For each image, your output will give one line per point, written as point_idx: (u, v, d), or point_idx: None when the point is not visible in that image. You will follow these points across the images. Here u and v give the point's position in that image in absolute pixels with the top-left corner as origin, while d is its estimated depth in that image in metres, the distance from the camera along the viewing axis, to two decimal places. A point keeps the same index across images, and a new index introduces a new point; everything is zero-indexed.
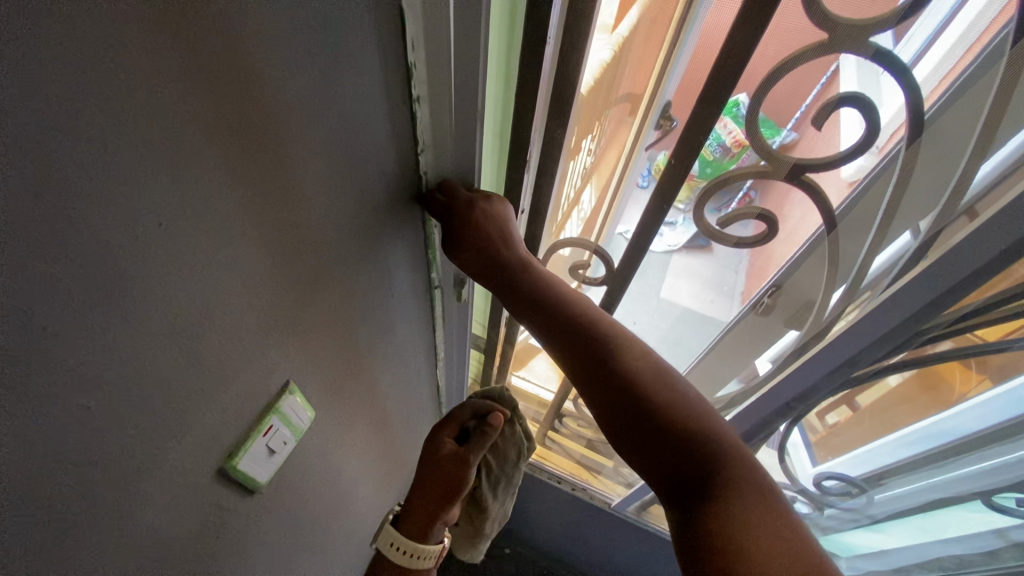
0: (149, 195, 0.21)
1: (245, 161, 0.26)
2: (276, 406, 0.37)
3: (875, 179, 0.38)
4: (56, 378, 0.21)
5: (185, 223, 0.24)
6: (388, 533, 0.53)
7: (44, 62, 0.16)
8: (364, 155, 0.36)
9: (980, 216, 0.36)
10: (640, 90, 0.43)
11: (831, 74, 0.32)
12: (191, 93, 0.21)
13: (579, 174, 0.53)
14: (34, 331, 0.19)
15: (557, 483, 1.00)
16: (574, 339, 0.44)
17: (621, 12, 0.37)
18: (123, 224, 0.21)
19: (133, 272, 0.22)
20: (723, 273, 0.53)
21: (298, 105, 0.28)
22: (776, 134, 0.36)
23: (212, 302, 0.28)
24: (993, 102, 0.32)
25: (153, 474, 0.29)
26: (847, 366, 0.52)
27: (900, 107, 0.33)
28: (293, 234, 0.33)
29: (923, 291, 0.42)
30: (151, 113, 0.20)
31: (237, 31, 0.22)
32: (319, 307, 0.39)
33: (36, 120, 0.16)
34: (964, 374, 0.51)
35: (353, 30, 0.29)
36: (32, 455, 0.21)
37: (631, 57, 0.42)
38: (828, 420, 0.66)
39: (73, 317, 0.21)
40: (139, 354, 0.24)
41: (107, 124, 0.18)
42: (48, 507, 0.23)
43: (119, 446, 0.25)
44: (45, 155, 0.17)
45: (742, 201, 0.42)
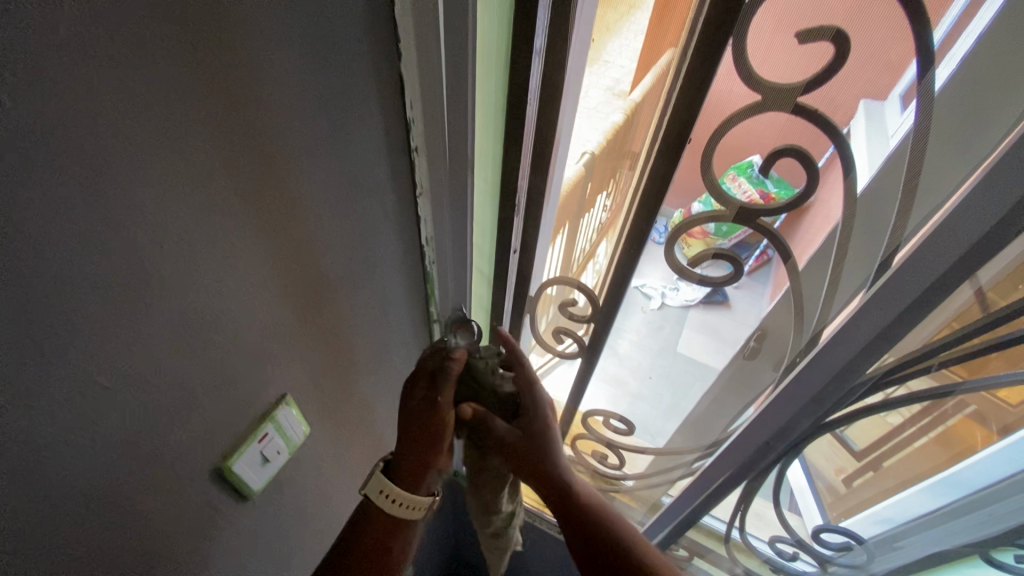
0: (168, 206, 0.27)
1: (257, 189, 0.32)
2: (272, 415, 0.41)
3: (828, 235, 0.41)
4: (74, 352, 0.25)
5: (198, 236, 0.29)
6: (377, 480, 0.52)
7: (93, 99, 0.21)
8: (367, 194, 0.42)
9: (902, 258, 0.36)
10: (638, 149, 0.45)
11: (830, 158, 0.36)
12: (212, 130, 0.27)
13: (592, 227, 0.57)
14: (62, 307, 0.24)
15: (558, 533, 0.97)
16: (570, 504, 0.53)
17: (636, 80, 0.42)
18: (144, 230, 0.26)
19: (149, 270, 0.27)
20: (739, 328, 0.55)
21: (304, 145, 0.34)
22: (789, 195, 0.39)
23: (222, 307, 0.33)
24: (908, 165, 0.34)
25: (149, 461, 0.32)
26: (813, 403, 0.52)
27: (836, 167, 0.37)
28: (301, 259, 0.38)
29: (860, 330, 0.42)
30: (175, 142, 0.26)
31: (250, 85, 0.28)
32: (319, 331, 0.44)
33: (78, 140, 0.22)
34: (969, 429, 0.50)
35: (351, 87, 0.35)
36: (46, 418, 0.25)
37: (642, 112, 0.43)
38: (850, 483, 0.65)
39: (100, 299, 0.26)
40: (148, 344, 0.29)
41: (138, 148, 0.24)
42: (61, 464, 0.26)
43: (122, 428, 0.29)
44: (85, 164, 0.22)
45: (760, 257, 0.45)
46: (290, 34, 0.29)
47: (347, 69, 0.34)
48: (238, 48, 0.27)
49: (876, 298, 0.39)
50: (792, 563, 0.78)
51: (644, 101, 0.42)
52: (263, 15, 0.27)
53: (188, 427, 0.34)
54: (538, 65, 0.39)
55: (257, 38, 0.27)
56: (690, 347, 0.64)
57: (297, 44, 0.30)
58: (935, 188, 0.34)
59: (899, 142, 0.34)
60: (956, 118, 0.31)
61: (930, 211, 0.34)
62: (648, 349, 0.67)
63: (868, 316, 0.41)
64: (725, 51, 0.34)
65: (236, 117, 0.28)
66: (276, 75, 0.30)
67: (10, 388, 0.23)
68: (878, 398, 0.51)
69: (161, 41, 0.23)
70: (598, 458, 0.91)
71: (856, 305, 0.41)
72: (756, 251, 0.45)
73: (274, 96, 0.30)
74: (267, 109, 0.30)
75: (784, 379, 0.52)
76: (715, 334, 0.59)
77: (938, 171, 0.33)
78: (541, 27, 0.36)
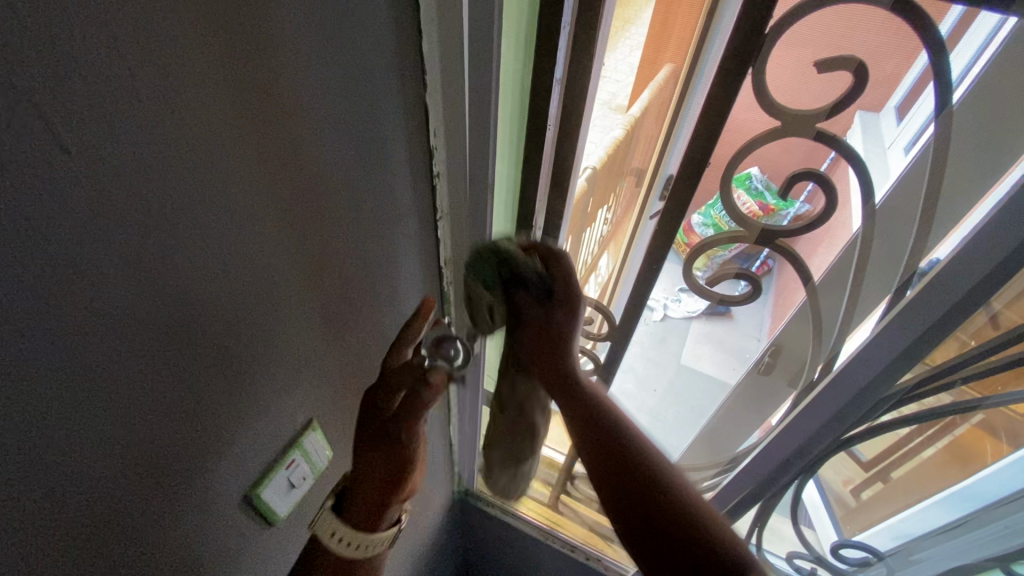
0: (201, 237, 0.27)
1: (289, 217, 0.32)
2: (299, 441, 0.41)
3: (844, 252, 0.42)
4: (105, 381, 0.25)
5: (228, 265, 0.29)
6: (327, 525, 0.42)
7: (134, 134, 0.22)
8: (391, 219, 0.42)
9: (926, 278, 0.36)
10: (645, 166, 0.52)
11: (834, 159, 0.36)
12: (248, 163, 0.28)
13: (597, 240, 0.62)
14: (95, 338, 0.24)
15: (569, 552, 0.96)
16: (612, 450, 0.44)
17: (634, 94, 0.46)
18: (177, 260, 0.26)
19: (180, 299, 0.27)
20: (746, 340, 0.59)
21: (333, 175, 0.34)
22: (789, 207, 0.40)
23: (253, 333, 0.33)
24: (927, 184, 0.35)
25: (169, 488, 0.31)
26: (836, 425, 0.51)
27: (852, 183, 0.38)
28: (326, 286, 0.38)
29: (887, 349, 0.41)
30: (212, 175, 0.26)
31: (286, 120, 0.29)
32: (342, 355, 0.44)
33: (117, 173, 0.22)
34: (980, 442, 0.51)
35: (379, 115, 0.36)
36: (73, 447, 0.25)
37: (643, 128, 0.48)
38: (860, 496, 0.67)
39: (134, 329, 0.26)
40: (175, 371, 0.29)
41: (175, 181, 0.24)
42: (97, 489, 0.27)
43: (144, 455, 0.29)
44: (123, 197, 0.22)
45: (761, 267, 0.46)
46: (325, 69, 0.30)
47: (376, 99, 0.35)
48: (277, 84, 0.28)
49: (898, 318, 0.39)
50: None
51: (649, 114, 0.46)
52: (300, 52, 0.28)
53: (219, 451, 0.34)
54: (559, 92, 0.40)
55: (294, 74, 0.28)
56: (696, 357, 0.67)
57: (331, 78, 0.31)
58: (953, 204, 0.34)
59: (919, 154, 0.34)
60: (976, 140, 0.32)
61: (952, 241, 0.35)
62: (659, 364, 0.70)
63: (885, 337, 0.41)
64: (746, 78, 0.34)
65: (274, 150, 0.29)
66: (312, 107, 0.30)
67: (55, 416, 0.23)
68: (896, 414, 0.51)
69: (208, 81, 0.24)
70: None
71: (877, 330, 0.41)
72: (758, 260, 0.46)
73: (310, 128, 0.31)
74: (302, 141, 0.31)
75: (802, 401, 0.52)
76: (720, 345, 0.63)
77: (956, 192, 0.34)
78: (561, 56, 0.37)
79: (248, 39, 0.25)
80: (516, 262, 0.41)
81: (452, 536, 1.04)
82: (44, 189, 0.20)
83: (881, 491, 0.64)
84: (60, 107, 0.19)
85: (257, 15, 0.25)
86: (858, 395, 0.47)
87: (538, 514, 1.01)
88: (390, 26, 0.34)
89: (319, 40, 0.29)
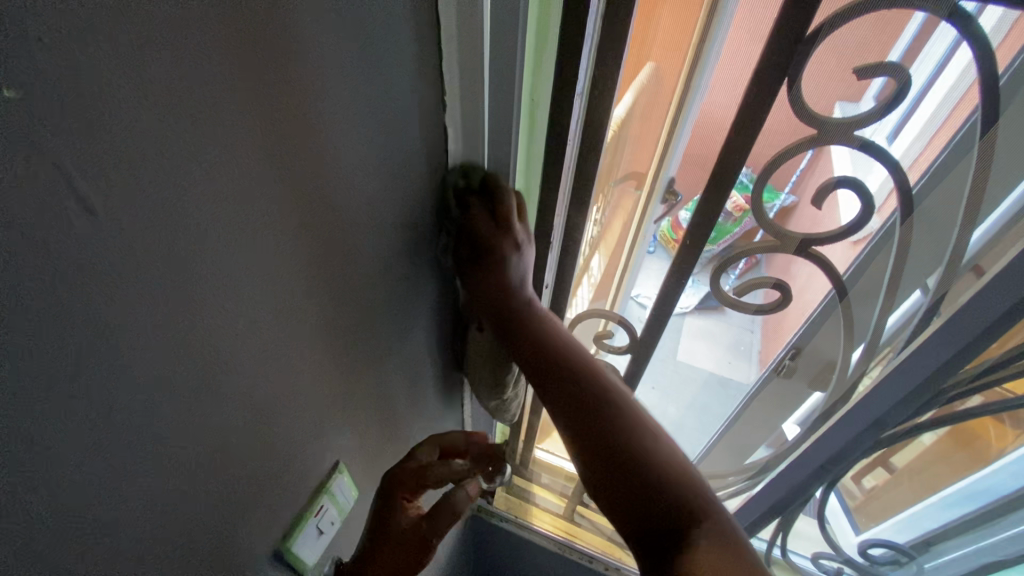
0: (229, 261, 0.26)
1: (316, 247, 0.33)
2: (327, 486, 0.43)
3: (878, 247, 0.43)
4: (137, 411, 0.24)
5: (255, 291, 0.29)
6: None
7: (171, 156, 0.21)
8: (408, 235, 0.42)
9: (988, 272, 0.39)
10: (641, 168, 0.52)
11: (817, 148, 0.38)
12: (279, 188, 0.28)
13: (590, 242, 0.58)
14: (125, 369, 0.23)
15: (588, 563, 0.94)
16: (582, 408, 0.40)
17: (621, 95, 0.43)
18: (205, 285, 0.25)
19: (207, 325, 0.26)
20: (740, 333, 0.59)
21: (356, 206, 0.35)
22: (775, 198, 0.42)
23: (278, 362, 0.33)
24: (972, 183, 0.37)
25: (189, 516, 0.30)
26: (875, 428, 0.52)
27: (885, 176, 0.38)
28: (348, 310, 0.38)
29: (942, 348, 0.44)
30: (244, 198, 0.26)
31: (320, 148, 0.29)
32: (359, 374, 0.43)
33: (151, 197, 0.21)
34: (998, 430, 0.53)
35: (399, 143, 0.36)
36: (105, 478, 0.24)
37: (632, 132, 0.49)
38: (863, 484, 0.67)
39: (167, 353, 0.25)
40: (204, 399, 0.28)
41: (208, 205, 0.24)
42: (135, 525, 0.27)
43: (168, 484, 0.28)
44: (154, 221, 0.22)
45: (749, 263, 0.47)
46: (353, 103, 0.31)
47: (399, 128, 0.36)
48: (313, 115, 0.28)
49: (955, 317, 0.42)
50: None
51: (637, 110, 0.47)
52: (334, 88, 0.29)
53: (243, 480, 0.34)
54: (580, 107, 0.40)
55: (325, 107, 0.29)
56: (691, 353, 0.66)
57: (358, 111, 0.31)
58: (995, 201, 0.37)
59: (961, 135, 0.36)
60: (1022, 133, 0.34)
61: (998, 213, 0.37)
62: (679, 374, 0.70)
63: (939, 338, 0.43)
64: (780, 91, 0.34)
65: (305, 183, 0.29)
66: (342, 132, 0.31)
67: (103, 455, 0.23)
68: (938, 414, 0.52)
69: (253, 118, 0.24)
70: None
71: (925, 338, 0.44)
72: (744, 260, 0.46)
73: (337, 161, 0.31)
74: (329, 172, 0.31)
75: (844, 405, 0.53)
76: (716, 341, 0.62)
77: (1002, 180, 0.36)
78: (583, 72, 0.38)
79: (287, 76, 0.25)
80: (466, 201, 0.44)
81: (466, 554, 1.02)
82: (99, 228, 0.20)
83: (884, 481, 0.66)
84: (116, 145, 0.19)
85: (299, 54, 0.26)
86: (905, 397, 0.48)
87: (553, 527, 1.00)
88: (413, 55, 0.34)
89: (350, 74, 0.30)
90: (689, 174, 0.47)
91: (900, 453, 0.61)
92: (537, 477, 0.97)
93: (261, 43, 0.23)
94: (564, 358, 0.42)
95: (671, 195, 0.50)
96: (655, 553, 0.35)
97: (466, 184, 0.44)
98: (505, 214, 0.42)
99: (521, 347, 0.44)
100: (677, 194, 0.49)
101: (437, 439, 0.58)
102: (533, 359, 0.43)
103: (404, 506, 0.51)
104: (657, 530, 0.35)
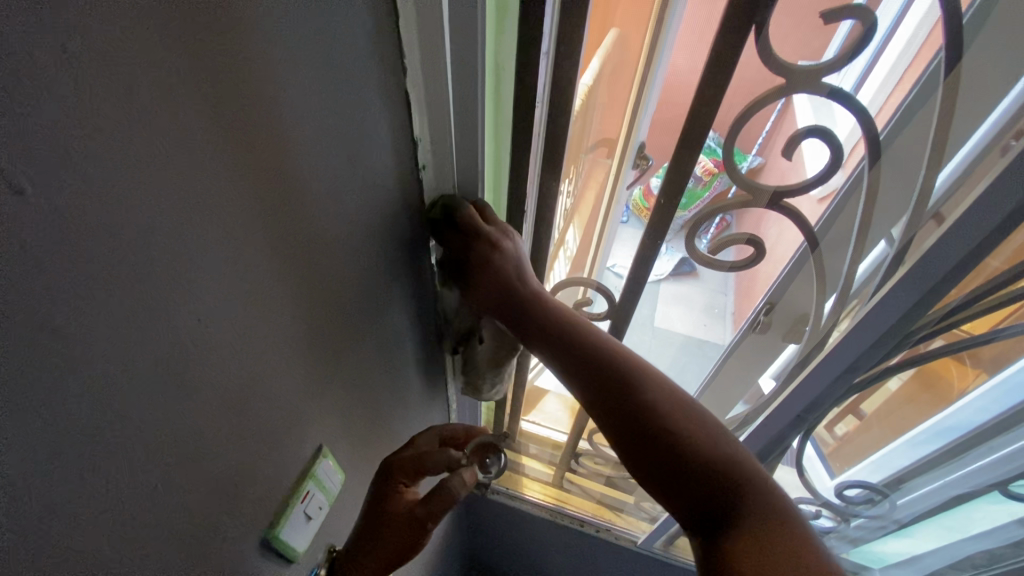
0: (186, 243, 0.25)
1: (280, 223, 0.31)
2: (312, 471, 0.43)
3: (847, 196, 0.44)
4: (102, 410, 0.23)
5: (216, 272, 0.27)
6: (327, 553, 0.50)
7: (109, 131, 0.20)
8: (376, 207, 0.41)
9: (947, 220, 0.40)
10: (612, 134, 0.51)
11: (783, 104, 0.38)
12: (233, 160, 0.26)
13: (563, 215, 0.58)
14: (84, 365, 0.21)
15: (579, 527, 0.98)
16: (595, 369, 0.43)
17: (586, 63, 0.43)
18: (162, 270, 0.24)
19: (169, 314, 0.25)
20: (714, 296, 0.61)
21: (318, 176, 0.33)
22: (743, 158, 0.43)
23: (251, 347, 0.32)
24: (937, 127, 0.37)
25: (170, 512, 0.29)
26: (847, 373, 0.54)
27: (853, 125, 0.39)
28: (320, 288, 0.37)
29: (909, 294, 0.45)
30: (196, 174, 0.24)
31: (272, 116, 0.28)
32: (337, 354, 0.42)
33: (90, 177, 0.19)
34: (960, 370, 0.56)
35: (360, 113, 0.35)
36: (75, 482, 0.22)
37: (601, 98, 0.49)
38: (837, 432, 0.70)
39: (130, 344, 0.23)
40: (172, 393, 0.27)
41: (156, 183, 0.22)
42: (121, 524, 0.26)
43: (144, 484, 0.27)
44: (98, 203, 0.20)
45: (720, 226, 0.48)
46: (305, 67, 0.29)
47: (358, 96, 0.34)
48: (260, 80, 0.26)
49: (919, 265, 0.42)
50: (815, 520, 0.83)
51: (606, 74, 0.46)
52: (281, 53, 0.27)
53: (227, 472, 0.33)
54: (547, 66, 0.39)
55: (273, 72, 0.27)
56: (668, 316, 0.67)
57: (312, 75, 0.29)
58: (960, 140, 0.37)
59: (930, 73, 0.36)
60: (987, 69, 0.34)
61: (961, 154, 0.38)
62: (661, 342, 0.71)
63: (908, 284, 0.44)
64: (748, 39, 0.34)
65: (259, 157, 0.28)
66: (294, 98, 0.29)
67: (77, 454, 0.22)
68: (906, 358, 0.53)
69: (192, 86, 0.23)
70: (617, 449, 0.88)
71: (890, 288, 0.45)
72: (715, 221, 0.47)
73: (293, 130, 0.29)
74: (282, 142, 0.29)
75: (818, 353, 0.55)
76: (691, 304, 0.64)
77: (966, 122, 0.37)
78: (547, 29, 0.36)
79: (229, 39, 0.24)
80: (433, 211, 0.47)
81: (460, 528, 1.04)
82: (35, 215, 0.18)
83: (856, 426, 0.69)
84: (51, 117, 0.18)
85: (236, 10, 0.23)
86: (881, 336, 0.49)
87: (544, 495, 1.02)
88: (368, 15, 0.32)
89: (300, 34, 0.28)
90: (658, 136, 0.46)
91: (870, 399, 0.63)
92: (526, 448, 0.98)
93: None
94: (573, 332, 0.45)
95: (642, 160, 0.49)
96: (707, 525, 0.39)
97: (435, 211, 0.47)
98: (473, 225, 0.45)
99: (532, 330, 0.46)
100: (648, 157, 0.48)
101: (437, 429, 0.59)
102: (553, 342, 0.45)
103: (403, 491, 0.52)
104: (685, 484, 0.39)
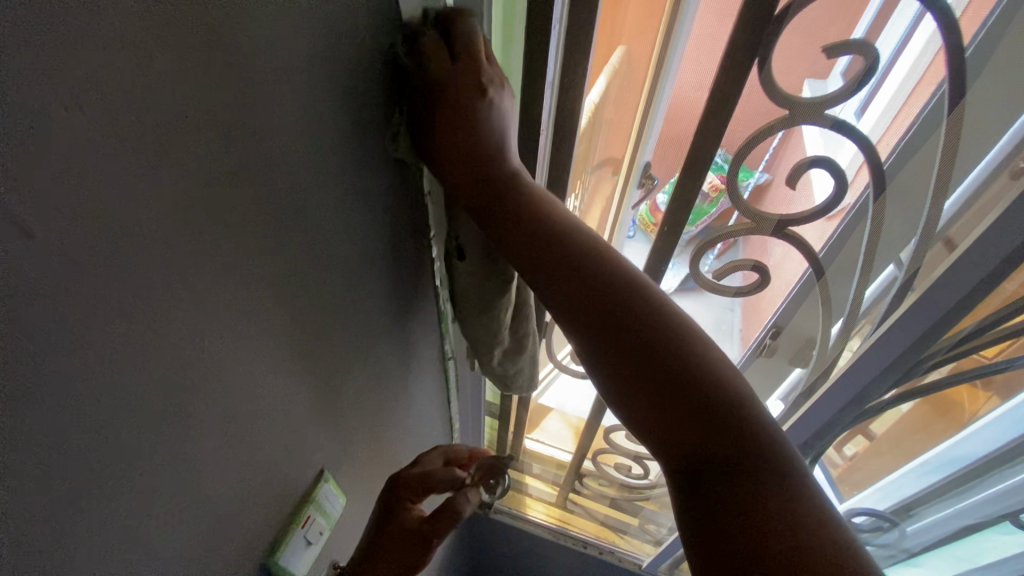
0: (189, 274, 0.25)
1: (284, 248, 0.32)
2: (313, 495, 0.43)
3: (853, 224, 0.43)
4: (105, 438, 0.23)
5: (218, 300, 0.28)
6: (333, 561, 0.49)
7: (118, 171, 0.20)
8: (379, 229, 0.41)
9: (959, 245, 0.40)
10: (617, 154, 0.51)
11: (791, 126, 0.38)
12: (237, 190, 0.27)
13: None
14: (89, 395, 0.22)
15: (583, 549, 0.98)
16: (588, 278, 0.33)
17: (592, 80, 0.42)
18: (165, 299, 0.24)
19: (172, 342, 0.26)
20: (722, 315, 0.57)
21: (319, 203, 0.33)
22: (750, 177, 0.42)
23: (253, 370, 0.32)
24: (941, 156, 0.37)
25: (171, 537, 0.29)
26: (857, 401, 0.54)
27: (855, 151, 0.38)
28: (323, 313, 0.38)
29: (919, 319, 0.44)
30: (200, 206, 0.25)
31: (276, 147, 0.28)
32: (338, 375, 0.42)
33: (97, 215, 0.20)
34: (971, 395, 0.54)
35: (362, 141, 0.36)
36: (76, 511, 0.23)
37: (607, 118, 0.48)
38: (846, 452, 0.68)
39: (132, 375, 0.24)
40: (174, 420, 0.27)
41: (162, 218, 0.23)
42: (120, 551, 0.26)
43: (145, 509, 0.27)
44: (106, 240, 0.21)
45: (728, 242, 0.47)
46: (307, 96, 0.29)
47: (360, 125, 0.35)
48: (266, 112, 0.27)
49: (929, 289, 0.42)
50: None
51: (611, 95, 0.46)
52: (287, 86, 0.28)
53: (227, 495, 0.33)
54: (552, 94, 0.40)
55: (277, 106, 0.27)
56: None
57: (315, 104, 0.30)
58: (965, 168, 0.37)
59: (936, 104, 0.35)
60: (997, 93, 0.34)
61: (965, 184, 0.38)
62: None
63: (914, 312, 0.44)
64: (750, 70, 0.34)
65: (262, 186, 0.28)
66: (299, 128, 0.30)
67: (79, 481, 0.22)
68: (917, 383, 0.53)
69: (198, 123, 0.23)
70: (621, 470, 0.87)
71: (900, 315, 0.45)
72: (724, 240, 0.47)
73: (296, 158, 0.30)
74: (284, 168, 0.30)
75: (824, 380, 0.55)
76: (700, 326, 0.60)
77: (968, 153, 0.37)
78: (553, 57, 0.37)
79: (235, 75, 0.24)
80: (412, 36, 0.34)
81: (464, 549, 1.03)
82: (46, 254, 0.18)
83: (865, 448, 0.66)
84: (65, 158, 0.18)
85: (243, 46, 0.24)
86: (886, 368, 0.49)
87: (548, 516, 1.02)
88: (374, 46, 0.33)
89: (309, 66, 0.28)
90: (665, 156, 0.46)
91: (878, 420, 0.60)
92: (529, 467, 0.97)
93: (204, 39, 0.22)
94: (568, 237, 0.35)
95: (647, 180, 0.50)
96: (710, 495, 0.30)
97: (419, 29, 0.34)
98: (472, 55, 0.34)
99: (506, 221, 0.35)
100: (653, 177, 0.49)
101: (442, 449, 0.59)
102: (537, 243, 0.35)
103: (411, 507, 0.53)
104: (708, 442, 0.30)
